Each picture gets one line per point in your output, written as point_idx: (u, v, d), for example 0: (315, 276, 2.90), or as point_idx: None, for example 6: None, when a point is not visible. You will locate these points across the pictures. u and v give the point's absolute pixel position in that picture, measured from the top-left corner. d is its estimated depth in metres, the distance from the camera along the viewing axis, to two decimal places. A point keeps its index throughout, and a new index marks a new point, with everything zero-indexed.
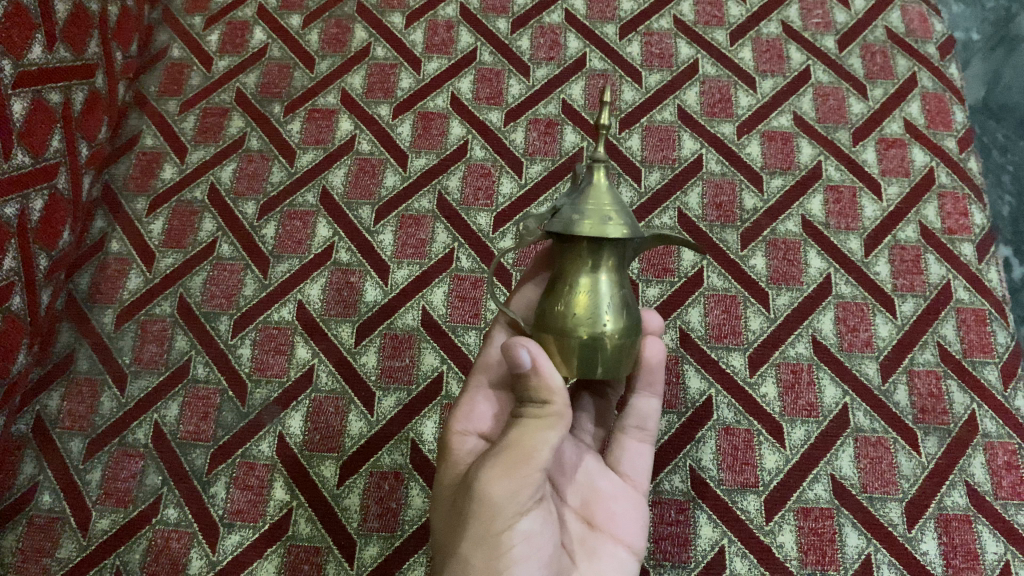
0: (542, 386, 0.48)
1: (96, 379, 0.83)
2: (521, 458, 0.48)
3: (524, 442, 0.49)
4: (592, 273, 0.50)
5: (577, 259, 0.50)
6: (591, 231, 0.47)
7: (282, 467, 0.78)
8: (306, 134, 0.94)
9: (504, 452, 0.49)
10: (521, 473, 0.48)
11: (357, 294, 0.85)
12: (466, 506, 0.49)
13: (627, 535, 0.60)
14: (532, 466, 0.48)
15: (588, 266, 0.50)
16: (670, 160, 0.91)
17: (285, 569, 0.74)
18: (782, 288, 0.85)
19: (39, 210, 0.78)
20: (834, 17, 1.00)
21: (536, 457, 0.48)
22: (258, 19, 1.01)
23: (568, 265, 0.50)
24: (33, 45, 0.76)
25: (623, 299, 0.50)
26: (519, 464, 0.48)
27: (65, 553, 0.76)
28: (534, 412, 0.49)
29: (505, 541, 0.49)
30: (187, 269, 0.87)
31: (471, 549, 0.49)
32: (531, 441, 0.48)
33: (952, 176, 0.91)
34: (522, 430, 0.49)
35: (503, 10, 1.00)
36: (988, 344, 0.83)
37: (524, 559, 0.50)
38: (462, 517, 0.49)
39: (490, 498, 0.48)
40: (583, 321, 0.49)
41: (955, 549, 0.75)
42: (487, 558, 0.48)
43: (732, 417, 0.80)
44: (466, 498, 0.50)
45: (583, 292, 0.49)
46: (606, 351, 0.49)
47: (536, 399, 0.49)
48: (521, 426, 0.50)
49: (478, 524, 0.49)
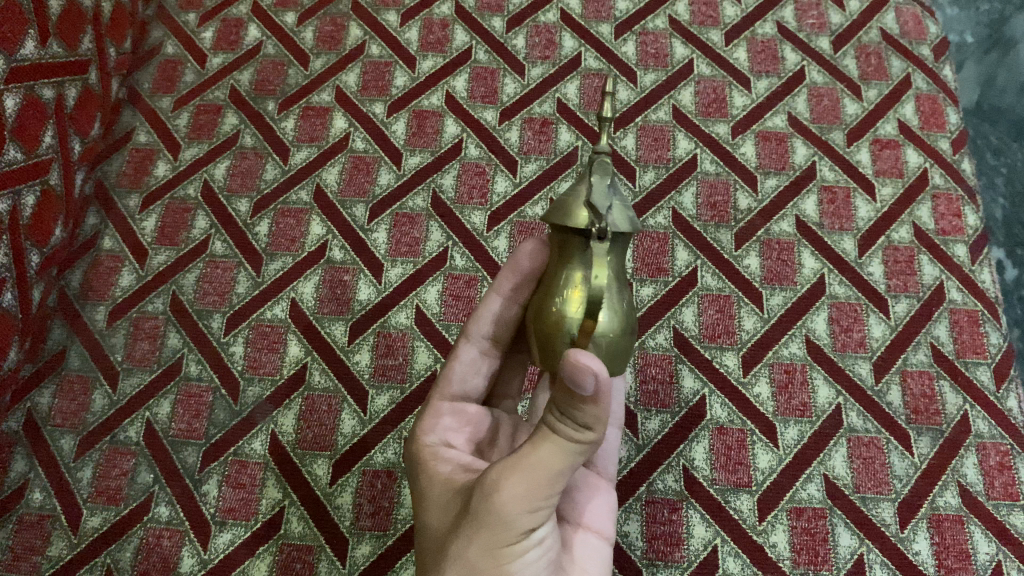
0: (594, 414, 0.44)
1: (88, 376, 0.82)
2: (549, 476, 0.46)
3: (553, 463, 0.46)
4: (592, 268, 0.48)
5: (572, 255, 0.49)
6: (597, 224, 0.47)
7: (275, 465, 0.78)
8: (300, 131, 0.94)
9: (532, 473, 0.46)
10: (544, 489, 0.47)
11: (350, 292, 0.85)
12: (476, 516, 0.47)
13: (598, 523, 0.61)
14: (556, 483, 0.47)
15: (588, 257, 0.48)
16: (665, 160, 0.91)
17: (277, 568, 0.74)
18: (776, 288, 0.85)
19: (31, 205, 0.78)
20: (829, 18, 1.01)
21: (560, 475, 0.47)
22: (252, 17, 1.01)
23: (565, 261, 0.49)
24: (26, 40, 0.76)
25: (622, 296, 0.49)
26: (544, 482, 0.47)
27: (55, 551, 0.75)
28: (568, 434, 0.46)
29: (518, 551, 0.48)
30: (180, 266, 0.87)
31: (478, 558, 0.47)
32: (560, 463, 0.46)
33: (946, 177, 0.91)
34: (553, 449, 0.46)
35: (498, 9, 1.00)
36: (981, 344, 0.84)
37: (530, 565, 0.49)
38: (470, 527, 0.48)
39: (506, 510, 0.46)
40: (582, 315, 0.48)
41: (948, 549, 0.75)
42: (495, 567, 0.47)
43: (725, 416, 0.80)
44: (478, 509, 0.47)
45: (575, 288, 0.48)
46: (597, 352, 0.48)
47: (578, 421, 0.45)
48: (551, 445, 0.46)
49: (492, 534, 0.47)
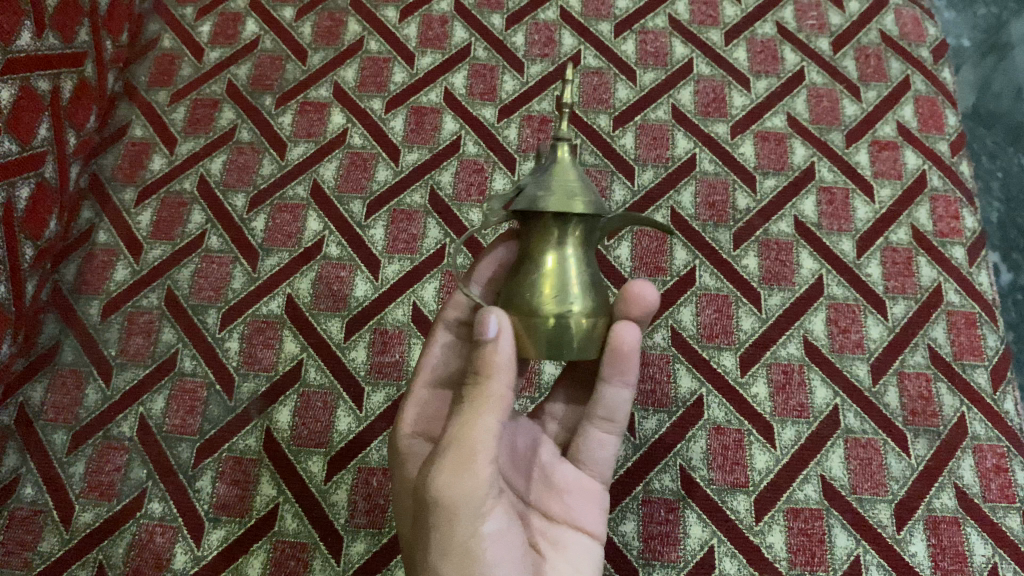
0: (490, 364, 0.48)
1: (81, 371, 0.82)
2: (469, 454, 0.48)
3: (466, 437, 0.48)
4: (559, 248, 0.49)
5: (543, 237, 0.49)
6: (558, 205, 0.47)
7: (269, 462, 0.77)
8: (297, 126, 0.93)
9: (450, 449, 0.48)
10: (470, 469, 0.48)
11: (347, 289, 0.84)
12: (426, 512, 0.49)
13: (590, 524, 0.62)
14: (480, 460, 0.48)
15: (552, 242, 0.49)
16: (664, 159, 0.91)
17: (271, 566, 0.74)
18: (774, 288, 0.85)
19: (25, 198, 0.77)
20: (829, 19, 1.01)
21: (481, 449, 0.48)
22: (251, 12, 1.01)
23: (534, 246, 0.50)
24: (22, 31, 0.75)
25: (588, 277, 0.50)
26: (468, 462, 0.48)
27: (46, 546, 0.75)
28: (476, 399, 0.48)
29: (473, 545, 0.49)
30: (175, 261, 0.87)
31: (443, 560, 0.49)
32: (478, 431, 0.48)
33: (944, 179, 0.91)
34: (464, 421, 0.48)
35: (497, 7, 1.00)
36: (978, 347, 0.83)
37: (496, 559, 0.50)
38: (425, 526, 0.50)
39: (442, 502, 0.48)
40: (550, 299, 0.48)
41: (944, 550, 0.75)
42: (460, 565, 0.48)
43: (723, 416, 0.80)
44: (422, 507, 0.50)
45: (549, 269, 0.49)
46: (576, 332, 0.48)
47: (477, 379, 0.49)
48: (462, 414, 0.49)
49: (440, 530, 0.49)
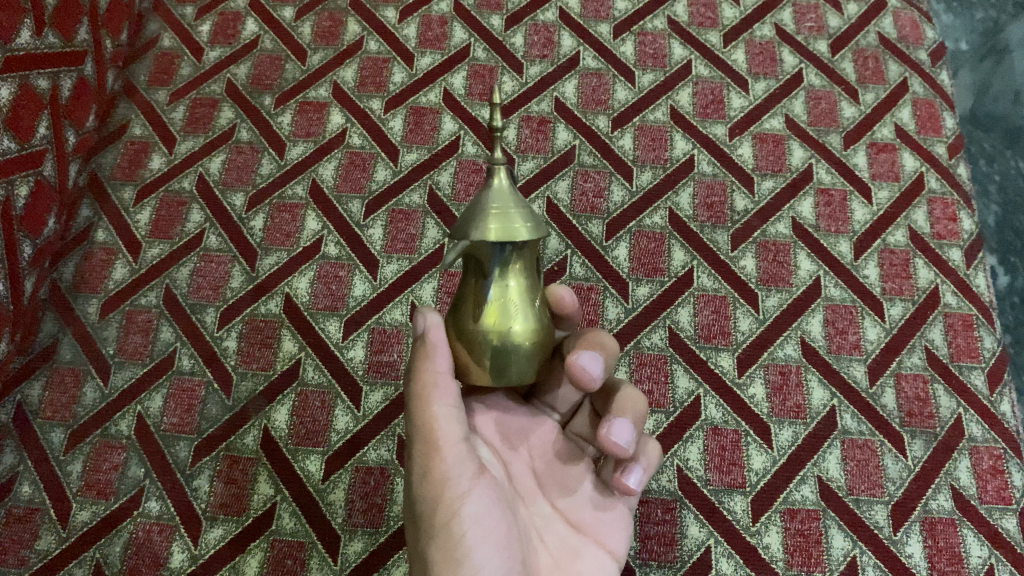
0: (423, 355, 0.50)
1: (79, 369, 0.82)
2: (428, 443, 0.50)
3: (422, 427, 0.50)
4: (499, 275, 0.44)
5: (483, 264, 0.44)
6: (499, 235, 0.42)
7: (266, 460, 0.77)
8: (297, 126, 0.93)
9: (418, 444, 0.51)
10: (433, 456, 0.50)
11: (345, 288, 0.84)
12: (411, 508, 0.52)
13: (610, 539, 0.57)
14: (440, 444, 0.50)
15: (493, 271, 0.44)
16: (662, 160, 0.91)
17: (268, 565, 0.74)
18: (772, 289, 0.85)
19: (23, 196, 0.77)
20: (827, 21, 1.01)
21: (434, 435, 0.50)
22: (251, 12, 1.01)
23: (473, 274, 0.45)
24: (22, 30, 0.76)
25: (534, 301, 0.46)
26: (428, 449, 0.50)
27: (44, 545, 0.75)
28: (418, 390, 0.50)
29: (453, 530, 0.49)
30: (173, 260, 0.87)
31: (430, 545, 0.50)
32: (426, 418, 0.50)
33: (942, 182, 0.91)
34: (415, 414, 0.51)
35: (497, 8, 1.01)
36: (974, 349, 0.84)
37: (478, 542, 0.49)
38: (414, 521, 0.52)
39: (422, 493, 0.51)
40: (494, 329, 0.45)
41: (940, 552, 0.75)
42: (444, 548, 0.49)
43: (720, 417, 0.80)
44: (410, 502, 0.52)
45: (491, 299, 0.45)
46: (524, 359, 0.46)
47: (417, 373, 0.51)
48: (414, 408, 0.51)
49: (425, 522, 0.51)
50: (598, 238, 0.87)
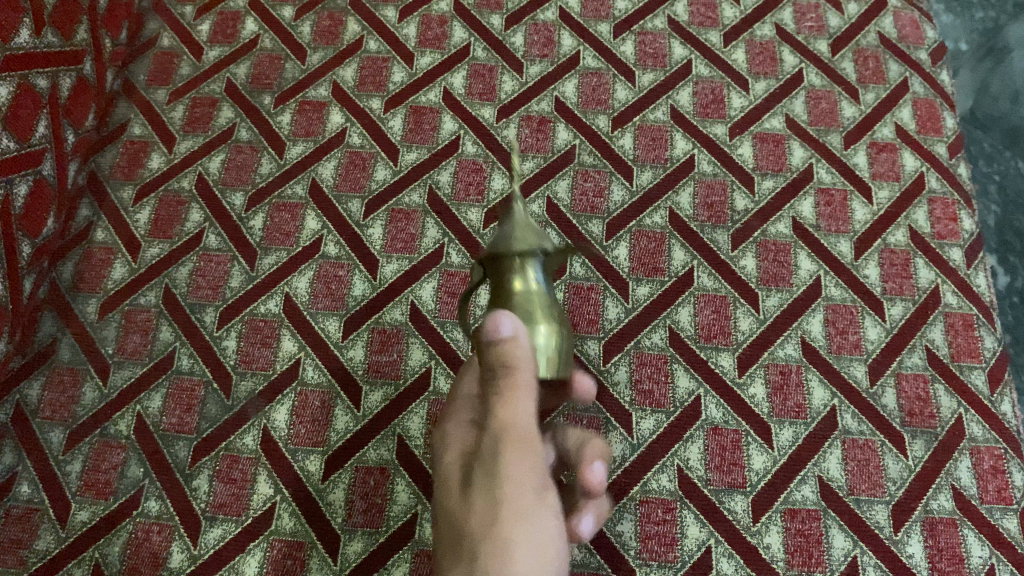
0: (510, 354, 0.49)
1: (78, 369, 0.81)
2: (513, 439, 0.48)
3: (507, 421, 0.48)
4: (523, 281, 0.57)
5: (511, 272, 0.57)
6: (526, 242, 0.56)
7: (265, 460, 0.77)
8: (296, 126, 0.93)
9: (501, 437, 0.48)
10: (519, 453, 0.48)
11: (345, 288, 0.84)
12: (475, 499, 0.47)
13: None
14: (525, 444, 0.48)
15: (519, 276, 0.57)
16: (662, 160, 0.91)
17: (267, 564, 0.73)
18: (772, 289, 0.85)
19: (22, 195, 0.77)
20: (827, 21, 1.01)
21: (523, 434, 0.49)
22: (250, 11, 1.01)
23: (502, 283, 0.57)
24: (21, 28, 0.75)
25: (552, 310, 0.57)
26: (513, 446, 0.48)
27: (43, 544, 0.75)
28: (513, 384, 0.49)
29: (518, 536, 0.45)
30: (172, 260, 0.86)
31: (492, 542, 0.44)
32: (513, 415, 0.49)
33: (942, 182, 0.91)
34: (500, 407, 0.49)
35: (497, 7, 1.01)
36: (975, 349, 0.83)
37: (540, 553, 0.45)
38: (473, 513, 0.46)
39: (496, 487, 0.47)
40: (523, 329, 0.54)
41: (940, 552, 0.75)
42: (505, 551, 0.44)
43: (720, 417, 0.80)
44: (474, 492, 0.47)
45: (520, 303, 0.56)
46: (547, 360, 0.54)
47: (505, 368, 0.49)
48: (504, 402, 0.49)
49: (488, 518, 0.45)
50: (599, 238, 0.87)
